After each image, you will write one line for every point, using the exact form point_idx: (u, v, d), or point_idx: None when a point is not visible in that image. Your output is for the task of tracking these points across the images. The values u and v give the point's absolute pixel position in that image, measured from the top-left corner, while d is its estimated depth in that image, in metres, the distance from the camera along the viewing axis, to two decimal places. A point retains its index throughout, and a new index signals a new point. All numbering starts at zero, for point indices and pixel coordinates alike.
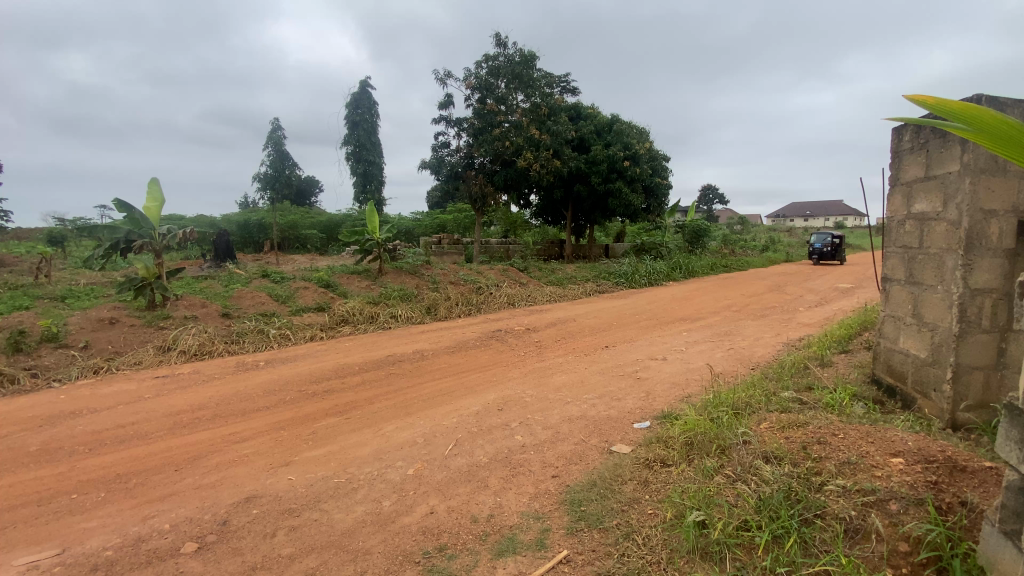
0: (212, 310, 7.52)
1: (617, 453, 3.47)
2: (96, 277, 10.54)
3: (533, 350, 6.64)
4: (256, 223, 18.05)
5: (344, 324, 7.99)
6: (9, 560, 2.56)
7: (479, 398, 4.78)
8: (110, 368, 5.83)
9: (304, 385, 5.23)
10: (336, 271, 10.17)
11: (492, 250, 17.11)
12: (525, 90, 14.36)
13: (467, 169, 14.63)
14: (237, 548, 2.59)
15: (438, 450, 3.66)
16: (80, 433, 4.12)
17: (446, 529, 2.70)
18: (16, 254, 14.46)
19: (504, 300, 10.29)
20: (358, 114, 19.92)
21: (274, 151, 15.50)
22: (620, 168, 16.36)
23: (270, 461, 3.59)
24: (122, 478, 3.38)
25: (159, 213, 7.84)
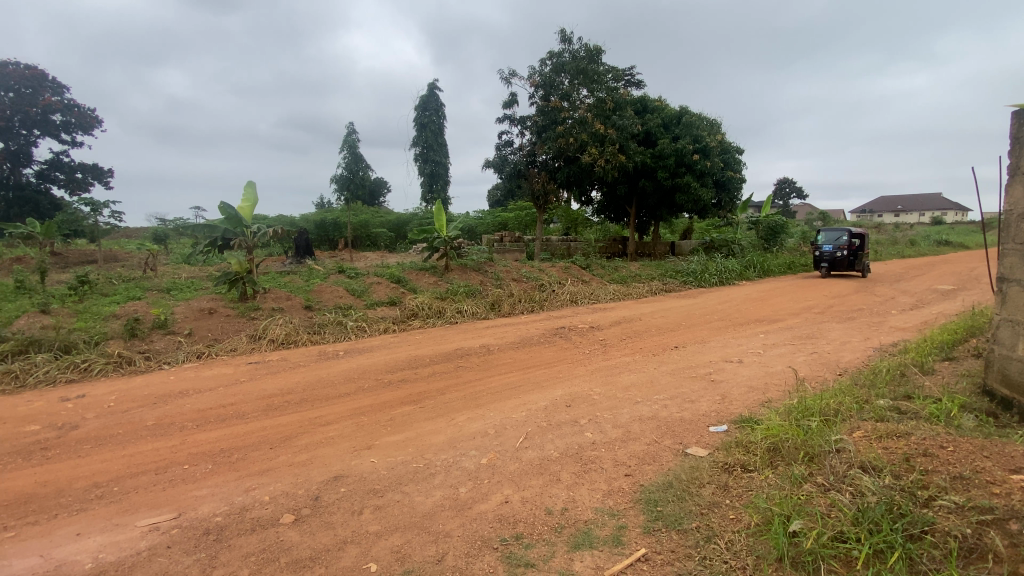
0: (295, 302, 8.10)
1: (692, 456, 3.38)
2: (195, 271, 11.70)
3: (599, 348, 6.55)
4: (331, 222, 19.17)
5: (414, 318, 8.31)
6: (134, 521, 2.88)
7: (547, 394, 4.81)
8: (210, 353, 6.43)
9: (381, 374, 5.52)
10: (405, 268, 10.53)
11: (553, 248, 17.10)
12: (590, 85, 14.26)
13: (529, 167, 14.78)
14: (329, 522, 2.79)
15: (510, 441, 3.73)
16: (189, 410, 4.60)
17: (521, 519, 2.76)
18: (126, 250, 16.18)
19: (567, 298, 10.23)
20: (426, 115, 20.63)
21: (348, 154, 16.29)
22: (688, 162, 15.72)
23: (354, 443, 3.82)
24: (225, 453, 3.73)
25: (251, 212, 8.51)
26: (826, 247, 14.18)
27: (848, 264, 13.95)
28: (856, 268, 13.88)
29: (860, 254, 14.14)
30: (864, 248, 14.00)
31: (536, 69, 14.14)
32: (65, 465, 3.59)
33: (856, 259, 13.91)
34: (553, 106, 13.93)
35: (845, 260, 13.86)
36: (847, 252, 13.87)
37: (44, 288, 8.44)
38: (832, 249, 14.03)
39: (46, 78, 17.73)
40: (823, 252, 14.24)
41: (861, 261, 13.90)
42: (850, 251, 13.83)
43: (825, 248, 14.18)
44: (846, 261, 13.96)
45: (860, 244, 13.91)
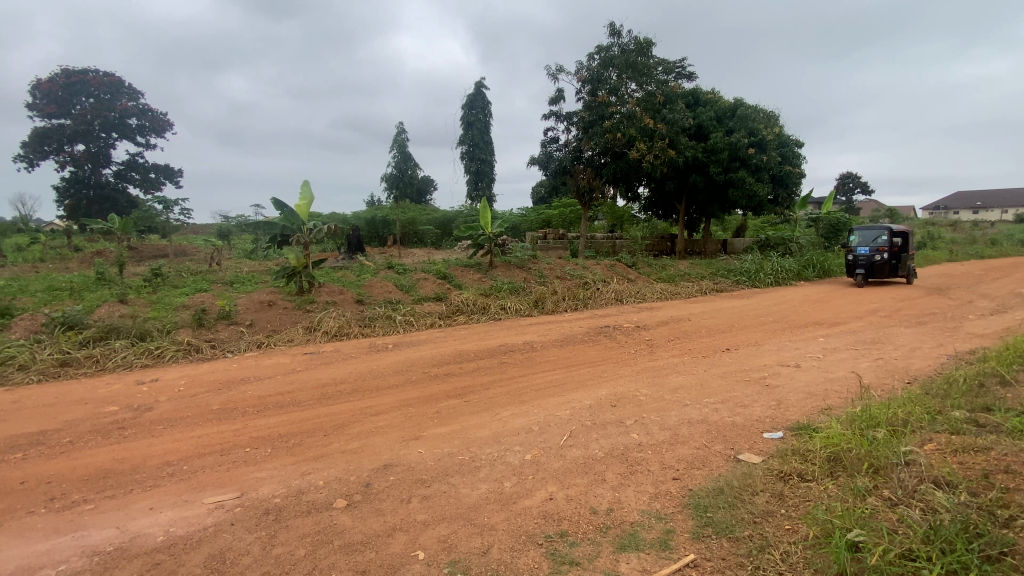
0: (348, 297, 8.42)
1: (744, 462, 3.26)
2: (255, 265, 12.37)
3: (645, 349, 6.42)
4: (381, 220, 19.79)
5: (459, 313, 8.43)
6: (202, 498, 3.09)
7: (591, 393, 4.76)
8: (269, 343, 6.79)
9: (428, 367, 5.65)
10: (451, 264, 10.71)
11: (598, 245, 16.88)
12: (639, 78, 14.00)
13: (575, 163, 14.67)
14: (379, 509, 2.89)
15: (554, 439, 3.73)
16: (250, 396, 4.89)
17: (566, 517, 2.75)
18: (194, 245, 17.29)
19: (612, 297, 10.09)
20: (472, 114, 20.84)
21: (397, 153, 16.70)
22: (743, 156, 15.09)
23: (402, 434, 3.93)
24: (283, 438, 3.94)
25: (307, 210, 8.90)
26: (862, 250, 12.19)
27: (889, 269, 11.96)
28: (900, 273, 11.91)
29: (903, 255, 12.15)
30: (907, 248, 12.00)
31: (583, 64, 14.02)
32: (140, 444, 3.89)
33: (899, 262, 11.93)
34: (600, 101, 13.78)
35: (886, 264, 11.90)
36: (888, 255, 11.86)
37: (122, 279, 9.19)
38: (869, 252, 12.06)
39: (123, 85, 19.23)
40: (859, 256, 12.22)
41: (904, 265, 11.91)
42: (892, 253, 11.88)
43: (861, 251, 12.16)
44: (887, 265, 11.98)
45: (903, 244, 11.93)
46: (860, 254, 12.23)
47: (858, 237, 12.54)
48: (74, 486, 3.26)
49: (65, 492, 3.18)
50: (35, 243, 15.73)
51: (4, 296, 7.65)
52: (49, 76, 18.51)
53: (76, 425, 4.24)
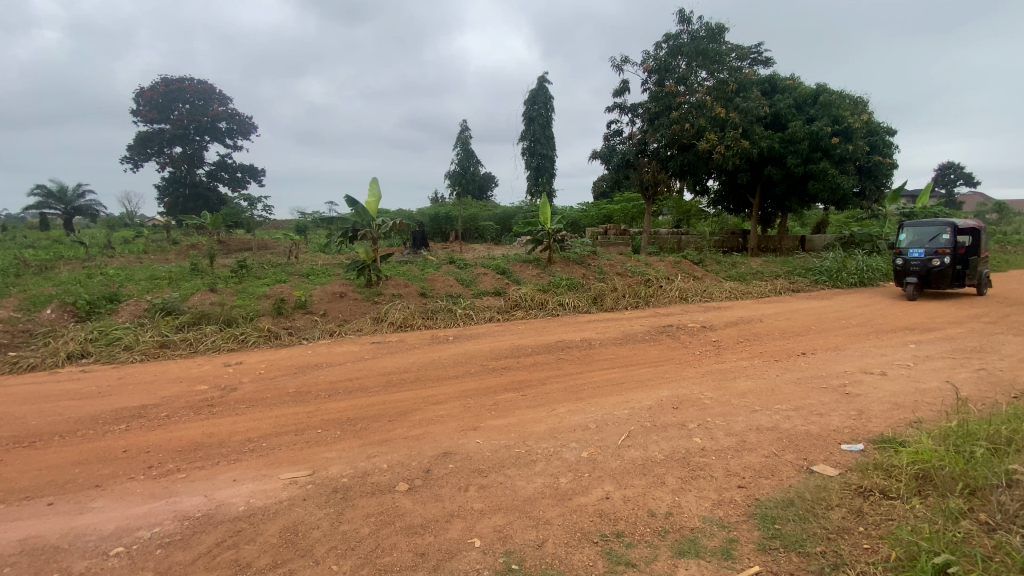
0: (412, 290, 8.74)
1: (819, 474, 3.05)
2: (328, 259, 13.10)
3: (711, 350, 6.16)
4: (443, 216, 20.31)
5: (517, 308, 8.50)
6: (278, 473, 3.34)
7: (652, 393, 4.64)
8: (341, 332, 7.19)
9: (487, 360, 5.75)
10: (509, 259, 10.81)
11: (662, 240, 16.37)
12: (710, 66, 13.43)
13: (640, 156, 14.34)
14: (438, 495, 2.98)
15: (611, 438, 3.67)
16: (323, 381, 5.22)
17: (623, 517, 2.71)
18: (274, 239, 18.60)
19: (675, 295, 9.76)
20: (534, 109, 20.86)
21: (460, 150, 17.02)
22: (826, 145, 14.03)
23: (461, 423, 4.04)
24: (350, 422, 4.17)
25: (376, 206, 9.30)
26: (916, 253, 9.70)
27: (949, 278, 9.46)
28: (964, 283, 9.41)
29: (970, 259, 9.62)
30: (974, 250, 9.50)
31: (650, 54, 13.65)
32: (225, 421, 4.26)
33: (966, 268, 9.43)
34: (668, 90, 13.36)
35: (946, 272, 9.42)
36: (951, 259, 9.38)
37: (212, 270, 10.05)
38: (925, 257, 9.57)
39: (213, 91, 20.97)
40: (911, 261, 9.73)
41: (971, 272, 9.43)
42: (955, 257, 9.39)
43: (915, 254, 9.68)
44: (948, 272, 9.48)
45: (971, 245, 9.42)
46: (912, 258, 9.71)
47: (911, 236, 10.02)
48: (169, 456, 3.63)
49: (161, 461, 3.55)
50: (140, 236, 17.52)
51: (116, 283, 8.62)
52: (152, 84, 20.48)
53: (171, 401, 4.71)
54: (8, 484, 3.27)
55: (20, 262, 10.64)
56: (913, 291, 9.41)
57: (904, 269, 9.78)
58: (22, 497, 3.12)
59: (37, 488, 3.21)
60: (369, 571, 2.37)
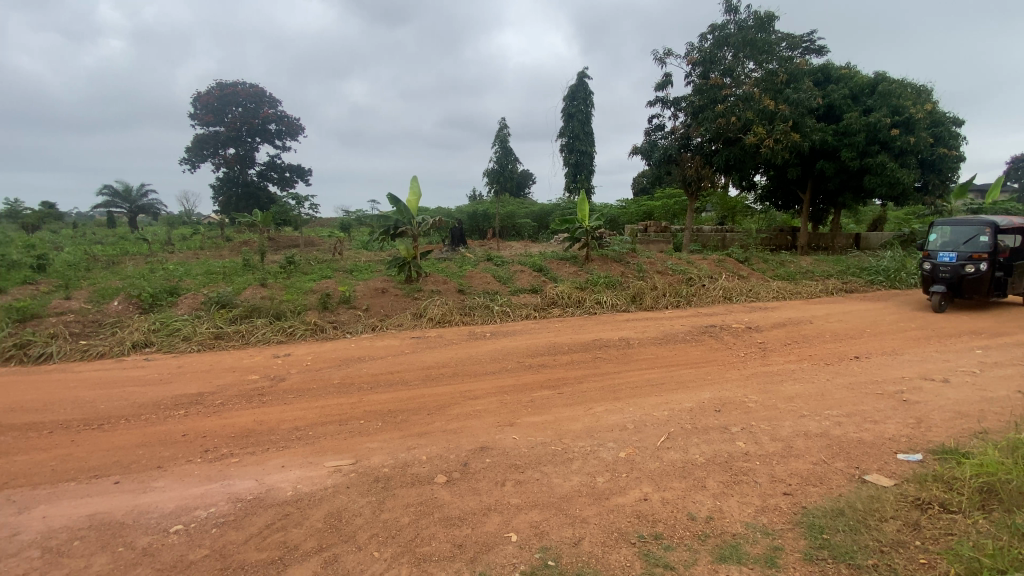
0: (451, 286, 8.87)
1: (871, 484, 2.91)
2: (371, 255, 13.46)
3: (756, 352, 5.94)
4: (481, 213, 20.47)
5: (554, 306, 8.48)
6: (323, 461, 3.48)
7: (693, 395, 4.53)
8: (382, 326, 7.39)
9: (524, 357, 5.78)
10: (547, 257, 10.80)
11: (705, 238, 15.92)
12: (758, 56, 12.93)
13: (682, 151, 14.01)
14: (476, 488, 3.03)
15: (650, 439, 3.62)
16: (366, 373, 5.39)
17: (661, 519, 2.67)
18: (319, 236, 19.26)
19: (718, 294, 9.47)
20: (574, 105, 20.71)
21: (499, 147, 17.08)
22: (884, 138, 13.25)
23: (498, 419, 4.08)
24: (391, 414, 4.28)
25: (417, 205, 9.48)
26: (945, 257, 8.22)
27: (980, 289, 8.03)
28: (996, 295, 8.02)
29: (1006, 268, 8.20)
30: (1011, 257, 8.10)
31: (694, 46, 13.28)
32: (274, 409, 4.46)
33: (1000, 279, 8.03)
34: (713, 83, 12.97)
35: (977, 282, 7.99)
36: (985, 266, 7.95)
37: (262, 266, 10.52)
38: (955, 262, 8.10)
39: (264, 95, 21.88)
40: (937, 266, 8.25)
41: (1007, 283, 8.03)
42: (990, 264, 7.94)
43: (944, 258, 8.22)
44: (981, 281, 8.04)
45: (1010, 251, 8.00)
46: (939, 264, 8.44)
47: (939, 238, 8.54)
48: (223, 441, 3.84)
49: (216, 446, 3.76)
50: (197, 233, 18.54)
51: (176, 278, 9.17)
52: (208, 89, 21.53)
53: (225, 389, 4.98)
54: (80, 463, 3.55)
55: (92, 257, 11.48)
56: (939, 300, 8.10)
57: (931, 276, 8.49)
58: (91, 475, 3.38)
59: (106, 467, 3.47)
60: (409, 560, 2.44)
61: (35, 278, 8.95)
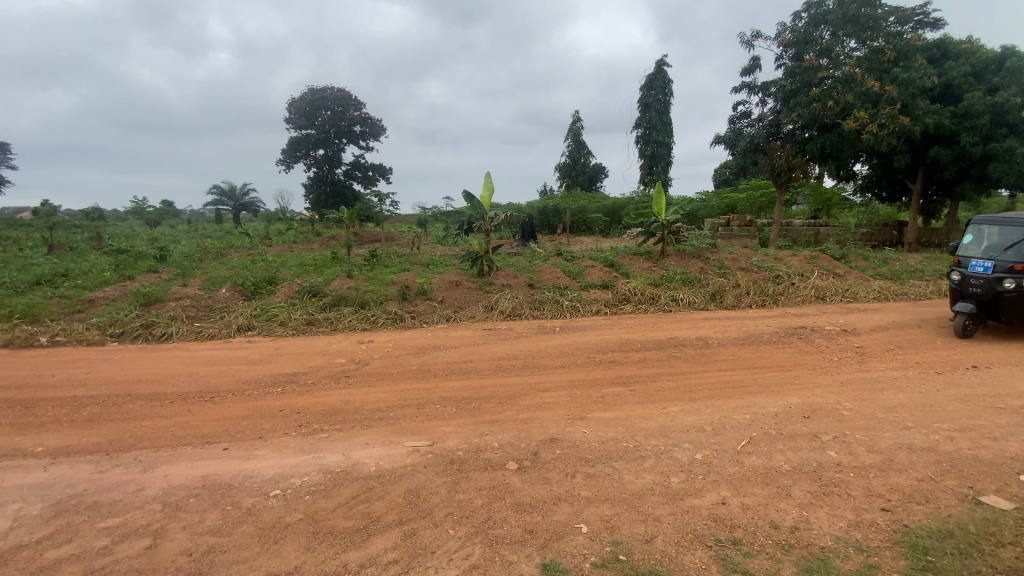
0: (521, 281, 8.97)
1: (988, 505, 2.60)
2: (445, 250, 13.92)
3: (853, 357, 5.45)
4: (552, 208, 20.45)
5: (627, 302, 8.29)
6: (403, 441, 3.69)
7: (779, 400, 4.25)
8: (456, 318, 7.63)
9: (595, 352, 5.73)
10: (619, 252, 10.57)
11: (794, 233, 14.77)
12: (860, 34, 11.84)
13: (770, 139, 13.05)
14: (546, 477, 3.07)
15: (729, 443, 3.45)
16: (442, 361, 5.62)
17: (741, 525, 2.56)
18: (398, 231, 20.21)
19: (809, 294, 8.78)
20: (652, 95, 20.04)
21: (572, 141, 16.90)
22: (1014, 119, 11.66)
23: (568, 412, 4.08)
24: (465, 401, 4.43)
25: (490, 200, 9.66)
26: (981, 265, 6.11)
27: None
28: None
29: None
30: None
31: (787, 26, 12.30)
32: (358, 390, 4.79)
33: None
34: (807, 65, 11.97)
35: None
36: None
37: (348, 259, 11.24)
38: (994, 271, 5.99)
39: (350, 98, 23.24)
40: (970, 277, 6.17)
41: None
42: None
43: (980, 266, 6.12)
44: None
45: None
46: (970, 273, 6.18)
47: (977, 240, 6.38)
48: (314, 418, 4.18)
49: (309, 422, 4.10)
50: (291, 228, 20.15)
51: (274, 269, 10.06)
52: (301, 95, 23.21)
53: (316, 371, 5.40)
54: (196, 430, 4.03)
55: (204, 250, 12.88)
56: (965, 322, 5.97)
57: (958, 290, 6.31)
58: (204, 441, 3.82)
59: (216, 435, 3.91)
60: (481, 540, 2.53)
61: (160, 267, 10.21)
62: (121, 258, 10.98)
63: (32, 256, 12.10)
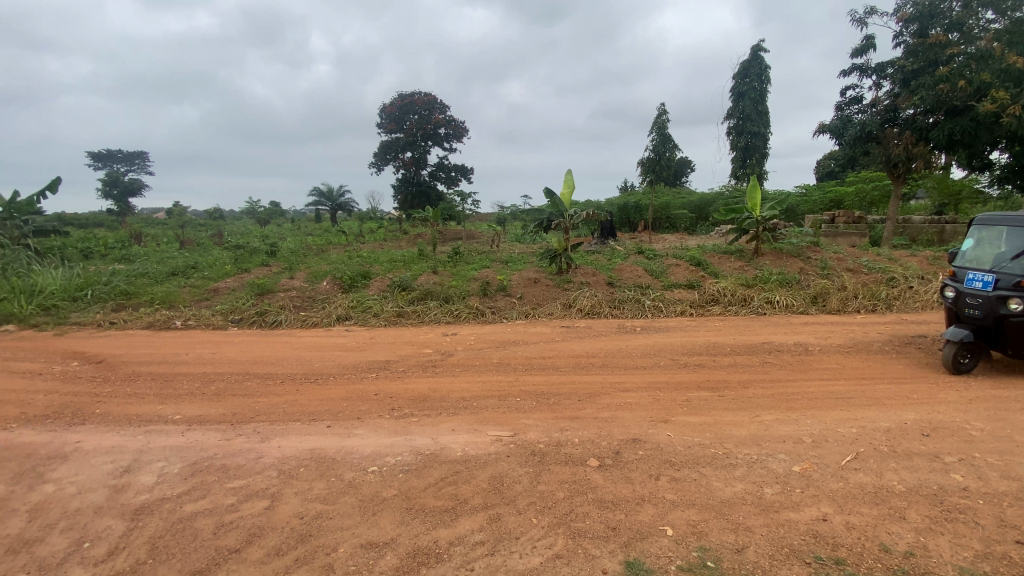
0: (600, 279, 8.87)
1: None
2: (524, 247, 14.10)
3: (986, 372, 4.79)
4: (634, 205, 19.89)
5: (714, 303, 7.90)
6: (487, 430, 3.82)
7: (892, 414, 3.85)
8: (535, 314, 7.72)
9: (679, 355, 5.53)
10: (706, 251, 10.08)
11: (913, 230, 13.17)
12: (999, 3, 10.42)
13: (886, 127, 11.79)
14: (629, 477, 3.04)
15: (831, 457, 3.20)
16: (523, 356, 5.73)
17: (844, 544, 2.38)
18: (479, 229, 20.70)
19: (930, 299, 7.80)
20: (746, 83, 18.87)
21: (657, 135, 16.32)
22: None
23: (651, 414, 3.99)
24: (545, 396, 4.49)
25: (570, 197, 9.64)
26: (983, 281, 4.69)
27: None
28: None
29: None
30: None
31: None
32: (444, 380, 5.02)
33: None
34: (933, 42, 10.67)
35: None
36: None
37: (433, 255, 11.76)
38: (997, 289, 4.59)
39: (436, 102, 24.22)
40: (967, 297, 4.77)
41: None
42: None
43: (981, 282, 4.71)
44: None
45: None
46: (966, 289, 4.80)
47: (984, 247, 4.93)
48: (405, 403, 4.45)
49: (400, 407, 4.38)
50: (381, 226, 21.44)
51: (367, 264, 10.79)
52: (391, 100, 24.55)
53: (405, 359, 5.74)
54: (303, 408, 4.46)
55: (307, 246, 14.11)
56: (955, 350, 4.67)
57: (954, 309, 4.94)
58: (310, 418, 4.22)
59: (321, 414, 4.30)
60: (564, 532, 2.57)
61: (270, 261, 11.36)
62: (239, 253, 12.37)
63: (169, 250, 13.95)
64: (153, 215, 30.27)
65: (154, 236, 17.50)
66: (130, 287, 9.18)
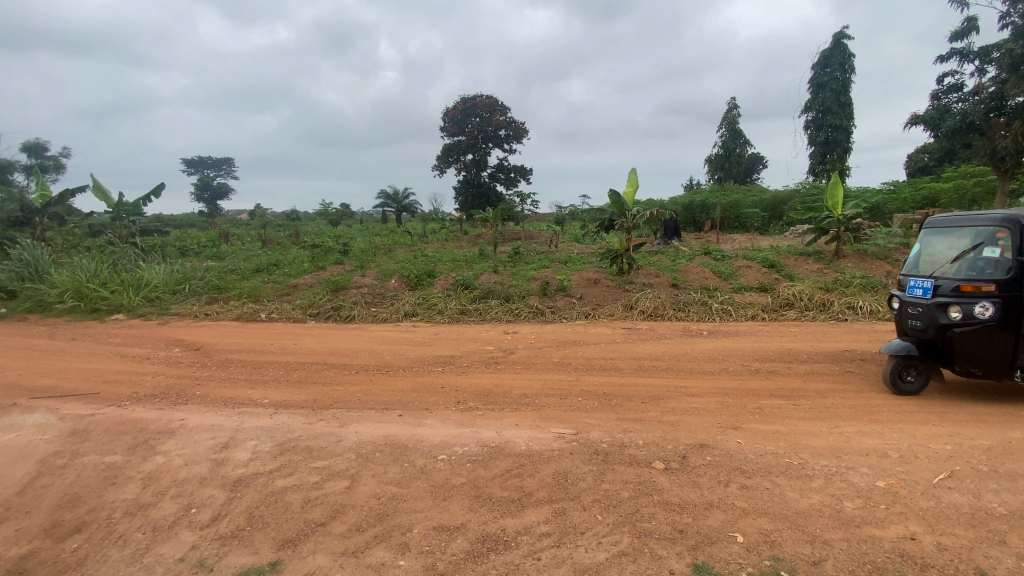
0: (664, 280, 8.67)
1: None
2: (584, 248, 14.02)
3: None
4: (700, 204, 19.17)
5: (788, 307, 7.50)
6: (550, 427, 3.88)
7: (995, 432, 3.52)
8: (595, 315, 7.68)
9: (748, 360, 5.32)
10: (780, 252, 9.56)
11: None
12: None
13: (990, 116, 10.65)
14: (696, 482, 2.99)
15: (921, 473, 2.98)
16: (584, 356, 5.74)
17: (935, 566, 2.23)
18: (539, 229, 20.79)
19: None
20: (827, 72, 17.64)
21: (726, 131, 15.65)
22: None
23: (719, 420, 3.89)
24: (607, 396, 4.49)
25: (634, 196, 9.49)
26: (921, 291, 4.28)
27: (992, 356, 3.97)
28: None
29: None
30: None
31: None
32: (507, 377, 5.14)
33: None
34: None
35: (982, 344, 3.97)
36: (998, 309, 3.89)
37: (494, 255, 11.98)
38: (936, 301, 4.16)
39: (497, 104, 24.60)
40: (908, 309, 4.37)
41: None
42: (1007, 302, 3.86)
43: (920, 292, 4.30)
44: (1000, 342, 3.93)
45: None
46: (908, 299, 4.40)
47: (930, 253, 4.47)
48: (470, 398, 4.61)
49: (465, 401, 4.54)
50: (443, 227, 22.08)
51: (431, 263, 11.18)
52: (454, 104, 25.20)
53: (468, 355, 5.93)
54: (376, 397, 4.73)
55: (375, 246, 14.82)
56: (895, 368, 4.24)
57: (899, 322, 4.51)
58: (382, 407, 4.48)
59: (393, 404, 4.55)
60: (629, 531, 2.59)
61: (343, 259, 12.04)
62: (315, 251, 13.22)
63: (254, 249, 15.13)
64: (239, 217, 32.90)
65: (240, 236, 19.06)
66: (221, 282, 10.09)
